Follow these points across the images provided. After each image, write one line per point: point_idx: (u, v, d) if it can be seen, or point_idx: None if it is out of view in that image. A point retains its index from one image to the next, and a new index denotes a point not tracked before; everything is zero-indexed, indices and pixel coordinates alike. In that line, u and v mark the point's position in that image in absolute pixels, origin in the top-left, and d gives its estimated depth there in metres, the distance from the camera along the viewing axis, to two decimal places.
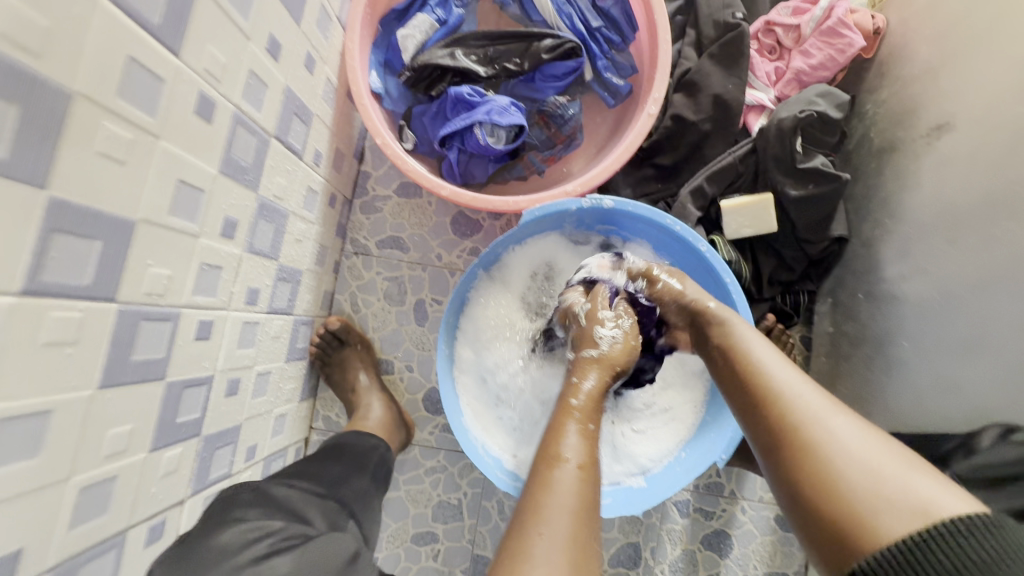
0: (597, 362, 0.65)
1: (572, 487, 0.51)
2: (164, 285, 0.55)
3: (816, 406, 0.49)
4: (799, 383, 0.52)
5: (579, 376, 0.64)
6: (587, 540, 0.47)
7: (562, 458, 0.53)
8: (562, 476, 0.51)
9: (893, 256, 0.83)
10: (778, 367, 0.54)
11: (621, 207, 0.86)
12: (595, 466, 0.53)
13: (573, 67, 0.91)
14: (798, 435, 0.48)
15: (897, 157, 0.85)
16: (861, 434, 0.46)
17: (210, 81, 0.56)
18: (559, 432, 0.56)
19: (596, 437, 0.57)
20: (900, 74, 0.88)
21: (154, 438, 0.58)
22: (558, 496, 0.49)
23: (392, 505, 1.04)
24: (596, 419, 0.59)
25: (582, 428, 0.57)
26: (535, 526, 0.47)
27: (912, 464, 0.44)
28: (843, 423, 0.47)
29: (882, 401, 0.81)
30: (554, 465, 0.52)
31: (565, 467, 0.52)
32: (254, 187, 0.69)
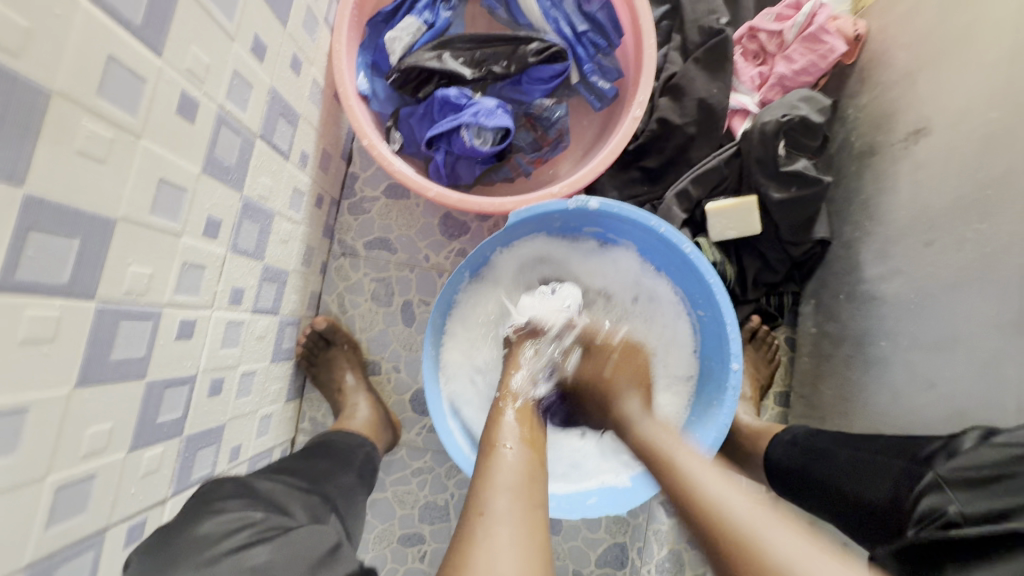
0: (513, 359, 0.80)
1: (513, 466, 0.57)
2: (145, 283, 0.55)
3: (754, 521, 0.49)
4: (727, 491, 0.53)
5: (508, 372, 0.77)
6: (532, 515, 0.52)
7: (499, 447, 0.61)
8: (504, 457, 0.59)
9: (874, 258, 0.85)
10: (707, 476, 0.56)
11: (607, 208, 0.86)
12: (529, 449, 0.61)
13: (559, 70, 0.92)
14: (737, 548, 0.48)
15: (877, 161, 0.86)
16: (789, 537, 0.47)
17: (193, 82, 0.56)
18: (497, 423, 0.66)
19: (536, 434, 0.65)
20: (880, 79, 0.89)
21: (134, 437, 0.58)
22: (499, 477, 0.56)
23: (378, 506, 1.04)
24: (529, 411, 0.70)
25: (516, 412, 0.68)
26: (483, 522, 0.50)
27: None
28: (775, 530, 0.48)
29: (861, 404, 0.84)
30: (494, 449, 0.60)
31: (505, 450, 0.60)
32: (238, 187, 0.69)
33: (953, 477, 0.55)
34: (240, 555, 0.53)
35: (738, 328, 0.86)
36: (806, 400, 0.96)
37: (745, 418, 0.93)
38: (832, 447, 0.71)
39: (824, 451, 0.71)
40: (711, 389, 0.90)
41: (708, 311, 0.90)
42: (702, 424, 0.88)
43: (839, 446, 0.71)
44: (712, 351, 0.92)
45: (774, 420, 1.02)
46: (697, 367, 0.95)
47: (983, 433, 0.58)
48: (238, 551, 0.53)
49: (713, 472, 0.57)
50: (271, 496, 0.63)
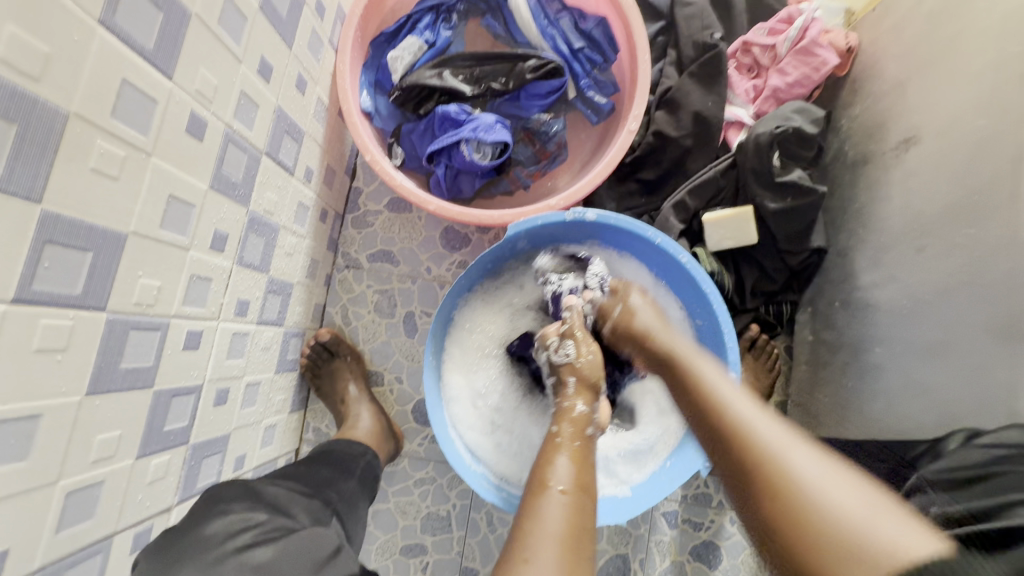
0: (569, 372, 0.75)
1: (560, 513, 0.54)
2: (154, 295, 0.57)
3: (779, 443, 0.49)
4: (763, 420, 0.53)
5: (570, 402, 0.72)
6: (575, 568, 0.50)
7: (548, 485, 0.57)
8: (552, 498, 0.56)
9: (868, 266, 0.86)
10: (746, 408, 0.55)
11: (604, 219, 0.88)
12: (582, 494, 0.57)
13: (556, 86, 0.94)
14: (776, 488, 0.46)
15: (870, 170, 0.88)
16: (814, 458, 0.47)
17: (202, 102, 0.59)
18: (547, 463, 0.61)
19: (586, 468, 0.61)
20: (872, 90, 0.91)
21: (141, 445, 0.60)
22: (546, 523, 0.53)
23: (381, 517, 1.05)
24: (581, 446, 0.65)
25: (569, 453, 0.63)
26: (526, 573, 0.48)
27: (887, 514, 0.41)
28: (804, 456, 0.47)
29: (857, 409, 0.84)
30: (544, 492, 0.57)
31: (555, 492, 0.56)
32: (245, 202, 0.71)
33: (943, 480, 0.58)
34: (242, 556, 0.53)
35: (736, 337, 0.87)
36: (803, 408, 0.97)
37: None
38: None
39: None
40: None
41: (706, 320, 0.92)
42: (700, 433, 0.89)
43: None
44: None
45: None
46: None
47: (968, 435, 0.63)
48: (242, 551, 0.54)
49: (756, 407, 0.56)
50: (275, 500, 0.64)
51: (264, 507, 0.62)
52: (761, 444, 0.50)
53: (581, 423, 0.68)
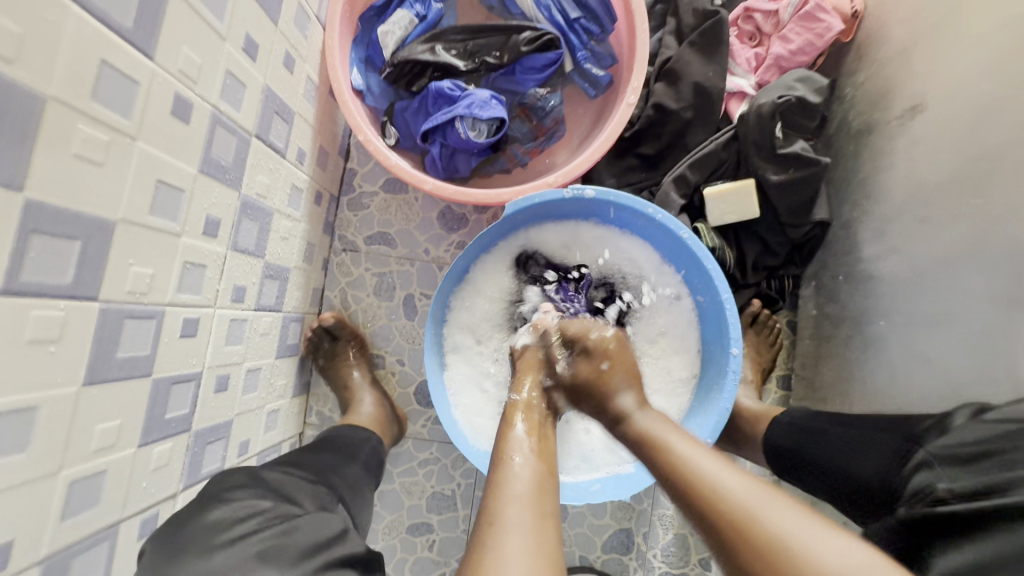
0: (530, 363, 0.80)
1: (521, 478, 0.60)
2: (148, 283, 0.56)
3: (752, 502, 0.51)
4: (727, 476, 0.54)
5: (520, 382, 0.78)
6: (543, 524, 0.55)
7: (509, 459, 0.63)
8: (514, 471, 0.61)
9: (869, 235, 0.85)
10: (716, 469, 0.55)
11: (603, 196, 0.87)
12: (538, 462, 0.64)
13: (554, 59, 0.91)
14: (746, 529, 0.49)
15: (874, 138, 0.86)
16: (794, 518, 0.49)
17: (186, 82, 0.57)
18: (506, 437, 0.67)
19: (546, 450, 0.67)
20: (877, 56, 0.88)
21: (143, 433, 0.59)
22: (511, 486, 0.59)
23: (387, 497, 1.06)
24: (535, 417, 0.72)
25: (525, 423, 0.70)
26: (495, 532, 0.53)
27: (874, 567, 0.45)
28: (788, 518, 0.49)
29: (859, 381, 0.83)
30: (502, 461, 0.63)
31: (515, 464, 0.62)
32: (236, 185, 0.70)
33: (942, 455, 0.56)
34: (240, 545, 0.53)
35: (737, 311, 0.87)
36: (806, 381, 0.97)
37: (746, 402, 0.94)
38: (826, 426, 0.72)
39: (818, 431, 0.72)
40: (711, 375, 0.91)
41: (707, 296, 0.91)
42: (702, 411, 0.89)
43: (832, 424, 0.72)
44: (712, 336, 0.92)
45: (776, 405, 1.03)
46: (697, 353, 0.94)
47: (975, 410, 0.59)
48: (238, 541, 0.54)
49: (719, 463, 0.56)
50: (279, 486, 0.65)
51: (269, 494, 0.62)
52: (731, 502, 0.51)
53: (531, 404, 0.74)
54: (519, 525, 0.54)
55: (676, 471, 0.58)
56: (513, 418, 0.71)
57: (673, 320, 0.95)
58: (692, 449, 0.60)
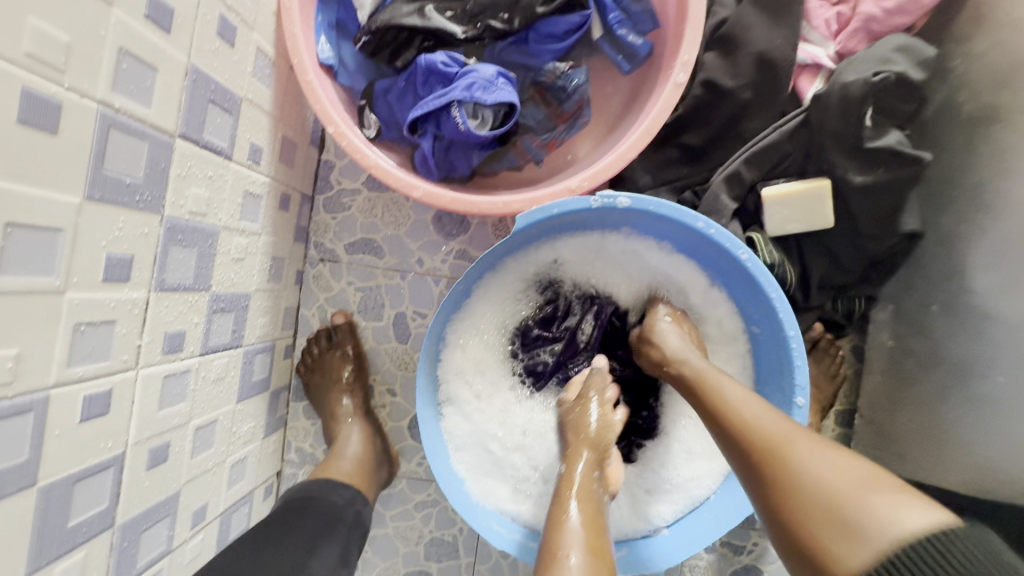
0: (577, 441, 0.67)
1: None
2: (10, 369, 0.40)
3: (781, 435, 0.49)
4: (765, 417, 0.52)
5: (570, 464, 0.65)
6: None
7: (564, 556, 0.53)
8: (571, 570, 0.52)
9: (985, 261, 0.67)
10: (754, 409, 0.54)
11: (640, 205, 0.68)
12: (596, 558, 0.53)
13: (577, 23, 0.71)
14: (772, 458, 0.48)
15: (998, 130, 0.66)
16: (822, 451, 0.46)
17: (45, 73, 0.39)
18: (559, 526, 0.57)
19: (601, 532, 0.57)
20: (1006, 17, 0.67)
21: (31, 557, 0.44)
22: None
23: (379, 543, 0.93)
24: (592, 503, 0.60)
25: (581, 504, 0.59)
26: None
27: (884, 482, 0.43)
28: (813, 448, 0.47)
29: (961, 447, 0.68)
30: (557, 558, 0.53)
31: (571, 565, 0.52)
32: (156, 206, 0.52)
33: None
34: None
35: (805, 348, 0.69)
36: (874, 427, 0.82)
37: None
38: None
39: None
40: None
41: (766, 328, 0.73)
42: None
43: None
44: (770, 376, 0.75)
45: None
46: (747, 394, 0.78)
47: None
48: None
49: (756, 403, 0.54)
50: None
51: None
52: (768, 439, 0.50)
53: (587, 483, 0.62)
54: None
55: (714, 409, 0.57)
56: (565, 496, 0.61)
57: (718, 354, 0.79)
58: (742, 393, 0.56)
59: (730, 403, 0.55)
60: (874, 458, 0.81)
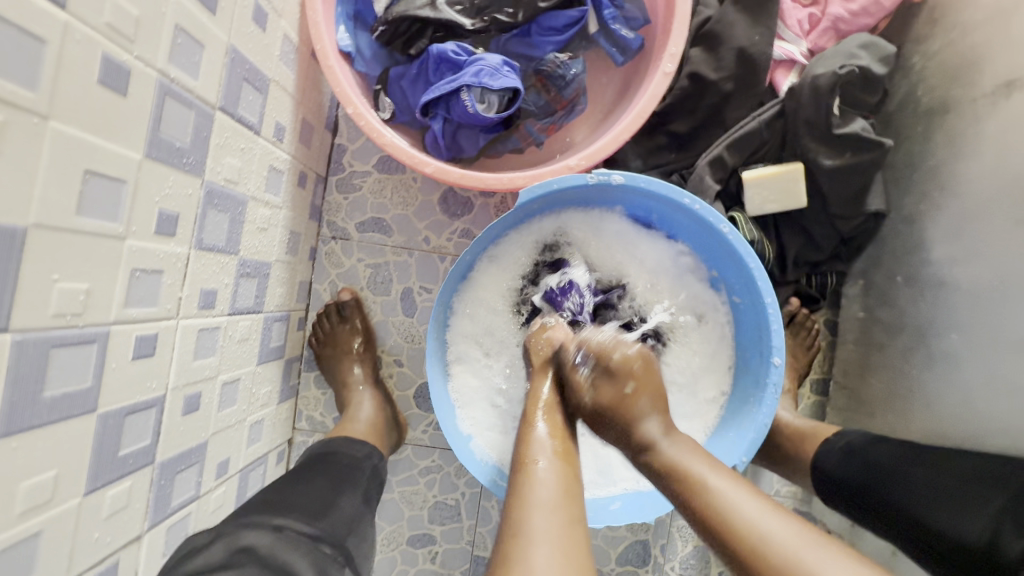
0: (541, 362, 0.71)
1: (547, 483, 0.55)
2: (82, 302, 0.45)
3: (793, 546, 0.47)
4: (766, 517, 0.50)
5: (538, 382, 0.69)
6: (570, 538, 0.51)
7: (534, 462, 0.58)
8: (539, 475, 0.56)
9: (941, 236, 0.75)
10: (748, 510, 0.51)
11: (633, 182, 0.75)
12: (563, 462, 0.58)
13: (575, 17, 0.78)
14: None
15: (951, 119, 0.74)
16: (847, 571, 0.46)
17: (119, 43, 0.44)
18: (527, 439, 0.61)
19: (565, 441, 0.62)
20: (957, 19, 0.75)
21: (90, 479, 0.49)
22: (536, 493, 0.54)
23: (386, 507, 0.98)
24: (558, 414, 0.65)
25: (548, 422, 0.63)
26: (523, 547, 0.49)
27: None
28: (839, 574, 0.45)
29: (921, 401, 0.75)
30: (527, 465, 0.57)
31: (538, 468, 0.57)
32: (199, 170, 0.57)
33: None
34: None
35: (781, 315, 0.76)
36: (848, 392, 0.88)
37: (785, 415, 0.85)
38: (903, 467, 0.65)
39: (895, 472, 0.65)
40: (747, 384, 0.81)
41: (746, 299, 0.80)
42: (736, 426, 0.79)
43: (912, 466, 0.65)
44: (749, 342, 0.82)
45: (811, 412, 0.94)
46: (730, 360, 0.85)
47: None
48: None
49: (756, 502, 0.52)
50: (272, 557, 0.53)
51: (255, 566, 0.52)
52: (776, 550, 0.47)
53: (552, 401, 0.66)
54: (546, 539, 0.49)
55: (701, 509, 0.53)
56: (539, 389, 0.68)
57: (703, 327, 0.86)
58: (728, 487, 0.53)
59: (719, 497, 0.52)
60: (848, 420, 0.88)
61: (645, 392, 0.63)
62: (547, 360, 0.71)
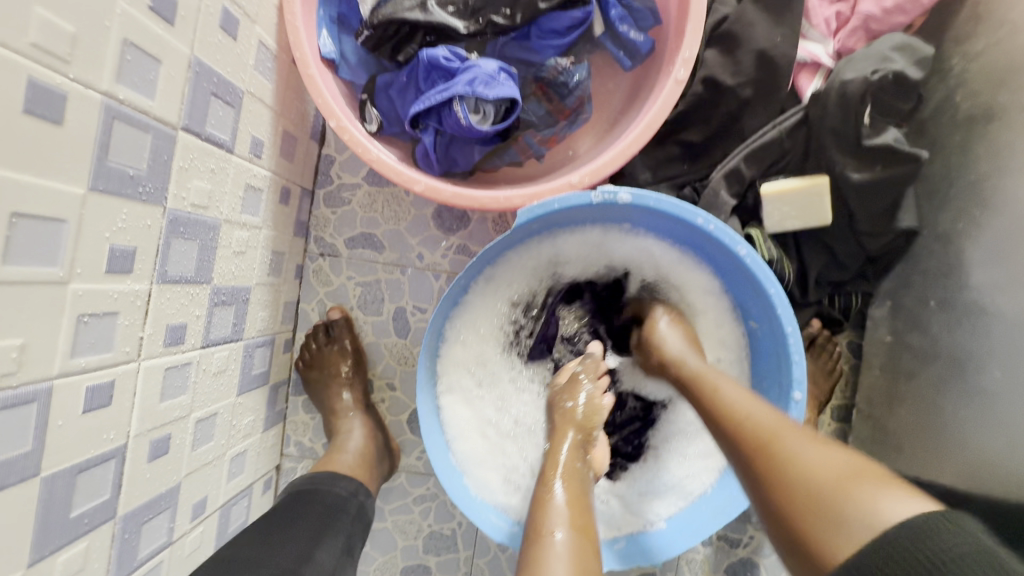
0: (565, 421, 0.68)
1: (564, 559, 0.50)
2: (15, 358, 0.40)
3: (771, 426, 0.49)
4: (754, 406, 0.53)
5: (557, 443, 0.65)
6: None
7: (550, 532, 0.53)
8: (556, 547, 0.51)
9: (982, 259, 0.68)
10: (744, 402, 0.54)
11: (641, 201, 0.68)
12: (584, 536, 0.53)
13: (580, 18, 0.71)
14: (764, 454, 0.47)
15: (996, 130, 0.67)
16: (809, 444, 0.46)
17: (50, 64, 0.39)
18: (544, 506, 0.57)
19: (585, 506, 0.57)
20: (1006, 16, 0.68)
21: (35, 547, 0.45)
22: (552, 573, 0.49)
23: (379, 536, 0.93)
24: (577, 484, 0.60)
25: (566, 486, 0.59)
26: None
27: (876, 474, 0.42)
28: (801, 442, 0.46)
29: (959, 441, 0.68)
30: (541, 537, 0.53)
31: (555, 540, 0.52)
32: (159, 198, 0.52)
33: None
34: None
35: (803, 345, 0.69)
36: (873, 423, 0.82)
37: None
38: None
39: None
40: None
41: (763, 324, 0.74)
42: None
43: None
44: (767, 372, 0.76)
45: (831, 440, 0.88)
46: (746, 391, 0.79)
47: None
48: None
49: (749, 397, 0.54)
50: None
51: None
52: (752, 426, 0.50)
53: (571, 465, 0.62)
54: None
55: (707, 404, 0.57)
56: (558, 453, 0.64)
57: (716, 357, 0.80)
58: (734, 388, 0.57)
59: (724, 397, 0.55)
60: (871, 453, 0.82)
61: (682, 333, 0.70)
62: (569, 424, 0.67)
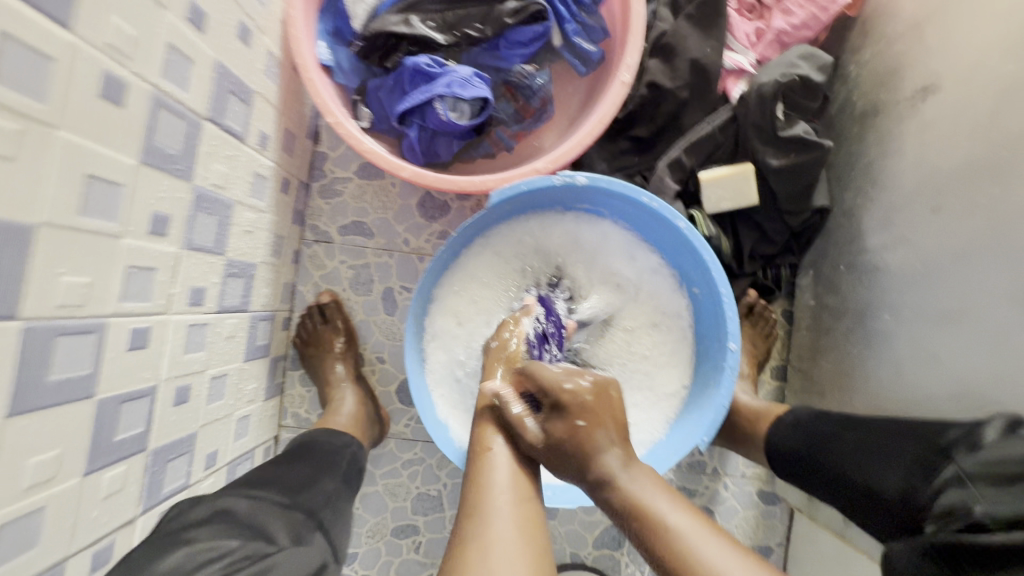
0: (497, 360, 0.74)
1: (505, 468, 0.60)
2: (83, 294, 0.49)
3: None
4: (716, 554, 0.50)
5: (489, 380, 0.71)
6: (522, 516, 0.55)
7: (489, 449, 0.62)
8: (495, 458, 0.61)
9: (874, 226, 0.82)
10: (694, 536, 0.52)
11: (595, 183, 0.80)
12: (520, 454, 0.63)
13: (540, 32, 0.83)
14: None
15: (881, 121, 0.82)
16: None
17: (118, 59, 0.49)
18: (488, 426, 0.66)
19: None
20: (884, 31, 0.83)
21: (89, 460, 0.53)
22: (494, 479, 0.58)
23: (370, 499, 1.02)
24: None
25: None
26: (473, 524, 0.54)
27: None
28: None
29: (862, 377, 0.81)
30: (485, 452, 0.62)
31: (494, 454, 0.62)
32: (188, 176, 0.62)
33: (972, 470, 0.53)
34: None
35: (736, 305, 0.81)
36: (803, 373, 0.95)
37: (744, 398, 0.91)
38: (837, 433, 0.68)
39: (830, 436, 0.69)
40: (708, 368, 0.86)
41: (704, 289, 0.86)
42: (696, 410, 0.85)
43: (844, 430, 0.68)
44: (709, 332, 0.87)
45: (771, 396, 1.01)
46: (691, 350, 0.91)
47: (1008, 425, 0.55)
48: None
49: (708, 537, 0.52)
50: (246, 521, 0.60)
51: (242, 532, 0.57)
52: None
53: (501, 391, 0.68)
54: (497, 517, 0.54)
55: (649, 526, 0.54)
56: (487, 384, 0.70)
57: (665, 328, 0.91)
58: (680, 514, 0.54)
59: (667, 520, 0.54)
60: (804, 400, 0.94)
61: (612, 398, 0.69)
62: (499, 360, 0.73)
